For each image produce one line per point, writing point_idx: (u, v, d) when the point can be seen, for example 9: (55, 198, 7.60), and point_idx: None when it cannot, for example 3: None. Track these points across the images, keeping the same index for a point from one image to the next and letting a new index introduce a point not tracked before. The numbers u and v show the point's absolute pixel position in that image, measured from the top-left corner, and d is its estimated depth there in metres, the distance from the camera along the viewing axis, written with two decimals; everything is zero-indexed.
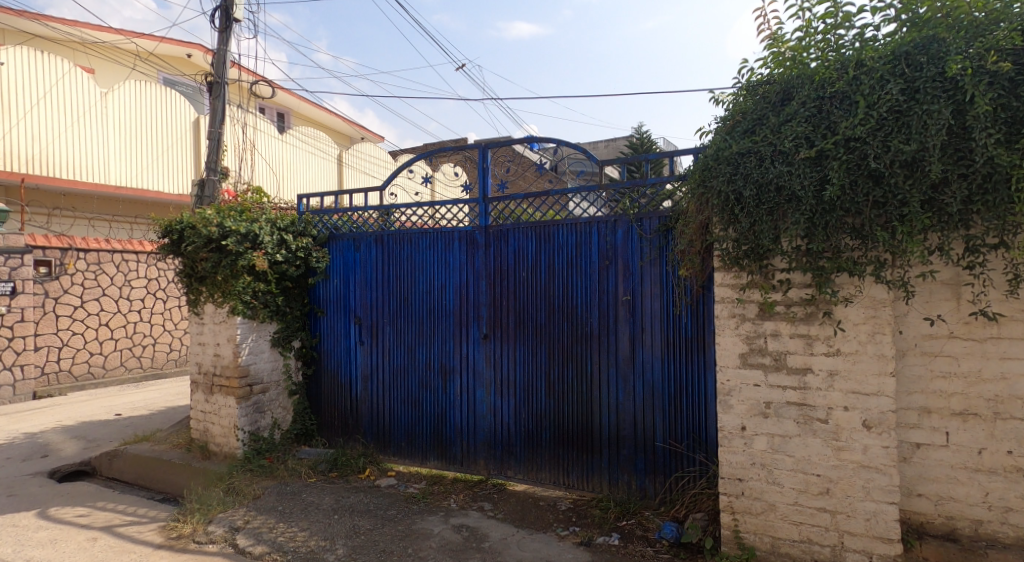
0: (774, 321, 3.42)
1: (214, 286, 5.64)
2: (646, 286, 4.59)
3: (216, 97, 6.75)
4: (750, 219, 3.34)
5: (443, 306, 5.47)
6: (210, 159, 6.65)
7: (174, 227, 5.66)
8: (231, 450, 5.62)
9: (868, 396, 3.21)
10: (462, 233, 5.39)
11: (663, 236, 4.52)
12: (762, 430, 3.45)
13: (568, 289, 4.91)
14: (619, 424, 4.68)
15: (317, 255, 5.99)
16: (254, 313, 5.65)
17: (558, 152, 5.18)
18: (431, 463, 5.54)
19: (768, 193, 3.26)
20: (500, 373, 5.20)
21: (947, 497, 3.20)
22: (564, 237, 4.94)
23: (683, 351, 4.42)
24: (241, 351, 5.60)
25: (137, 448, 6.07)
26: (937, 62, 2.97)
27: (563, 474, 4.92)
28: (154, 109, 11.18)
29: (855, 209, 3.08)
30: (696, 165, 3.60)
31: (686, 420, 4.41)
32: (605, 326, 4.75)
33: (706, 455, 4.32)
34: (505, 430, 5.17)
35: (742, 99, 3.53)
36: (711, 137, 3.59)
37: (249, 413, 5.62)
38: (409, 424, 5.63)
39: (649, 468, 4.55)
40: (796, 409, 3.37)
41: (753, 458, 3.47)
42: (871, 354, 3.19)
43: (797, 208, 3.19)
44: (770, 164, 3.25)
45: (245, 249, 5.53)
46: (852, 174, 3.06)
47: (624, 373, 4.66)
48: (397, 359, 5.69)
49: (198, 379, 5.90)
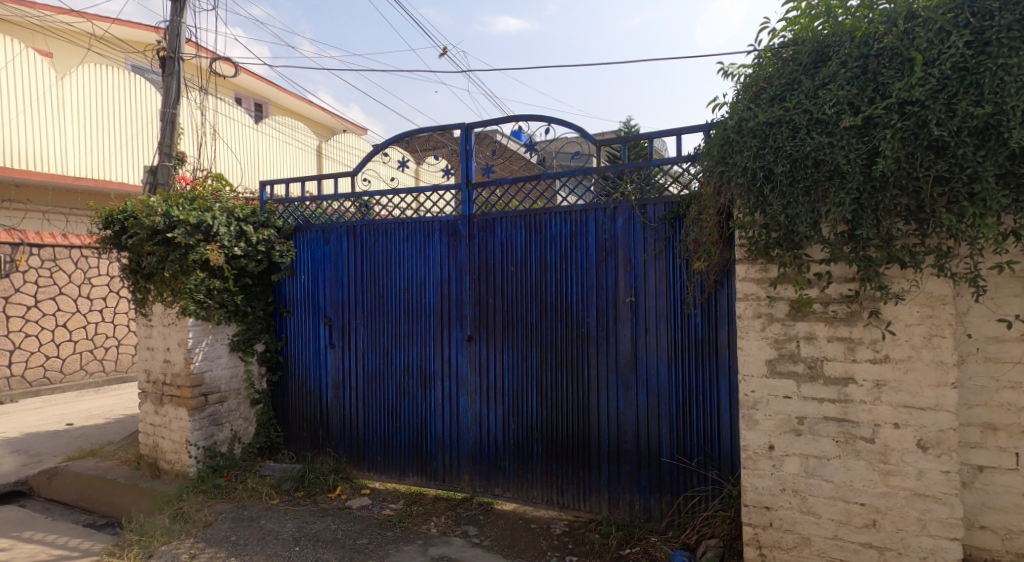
0: (808, 321, 2.90)
1: (163, 283, 4.99)
2: (649, 281, 4.06)
3: (169, 73, 6.12)
4: (783, 201, 2.78)
5: (422, 305, 4.90)
6: (166, 143, 6.03)
7: (116, 218, 4.99)
8: (182, 468, 5.02)
9: (923, 411, 2.68)
10: (443, 223, 4.81)
11: (670, 224, 3.99)
12: (794, 450, 2.93)
13: (561, 285, 4.36)
14: (619, 437, 4.16)
15: (282, 248, 5.38)
16: (208, 314, 5.05)
17: (545, 143, 4.56)
18: (410, 479, 4.98)
19: (803, 168, 2.72)
20: (485, 380, 4.64)
21: (1017, 530, 2.69)
22: (557, 227, 4.39)
23: (694, 354, 3.92)
24: (194, 357, 4.99)
25: (81, 465, 5.47)
26: (1012, 9, 2.46)
27: (556, 493, 4.39)
28: (115, 94, 10.42)
29: (913, 186, 2.53)
30: (715, 140, 3.08)
31: (697, 431, 3.91)
32: (604, 327, 4.21)
33: (720, 472, 3.85)
34: (491, 442, 4.62)
35: (767, 63, 3.02)
36: (730, 108, 3.07)
37: (204, 426, 5.04)
38: (385, 436, 5.06)
39: (654, 486, 4.05)
40: (835, 426, 2.84)
41: (784, 483, 2.95)
42: (927, 361, 2.67)
43: (842, 186, 2.63)
44: (807, 135, 2.73)
45: (196, 242, 4.91)
46: (908, 145, 2.53)
47: (625, 379, 4.14)
48: (371, 363, 5.11)
49: (147, 389, 5.28)
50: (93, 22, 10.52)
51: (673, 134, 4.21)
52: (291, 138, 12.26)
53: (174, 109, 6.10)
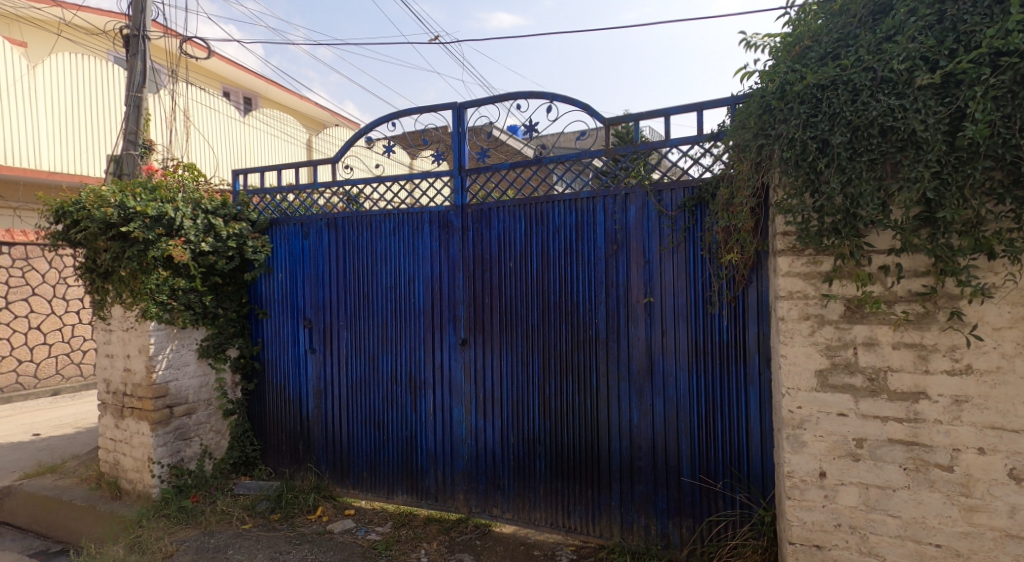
0: (868, 324, 2.40)
1: (121, 284, 4.48)
2: (666, 278, 3.58)
3: (133, 54, 5.60)
4: (842, 177, 2.29)
5: (411, 305, 4.40)
6: (130, 130, 5.51)
7: (68, 210, 4.43)
8: (144, 488, 4.51)
9: (1016, 434, 2.21)
10: (434, 214, 4.31)
11: (690, 213, 3.50)
12: (850, 478, 2.44)
13: (566, 282, 3.86)
14: (633, 452, 3.67)
15: (255, 244, 4.86)
16: (172, 317, 4.54)
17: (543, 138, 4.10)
18: (399, 498, 4.48)
19: (867, 137, 2.23)
20: (481, 388, 4.14)
21: None
22: (560, 217, 3.88)
23: (718, 359, 3.44)
24: (157, 365, 4.48)
25: (36, 483, 4.97)
26: None
27: (561, 515, 3.90)
28: (94, 84, 9.62)
29: (1011, 156, 2.05)
30: (753, 108, 2.58)
31: (722, 447, 3.44)
32: (614, 329, 3.72)
33: (750, 494, 3.38)
34: (489, 457, 4.13)
35: (813, 15, 2.51)
36: (770, 70, 2.57)
37: (169, 441, 4.54)
38: (372, 450, 4.56)
39: (673, 509, 3.57)
40: (903, 451, 2.35)
41: (839, 518, 2.46)
42: (1021, 373, 2.19)
43: (919, 158, 2.15)
44: (871, 98, 2.24)
45: (157, 237, 4.38)
46: (1004, 106, 2.04)
47: (639, 388, 3.65)
48: (355, 370, 4.61)
49: (107, 400, 4.77)
50: (67, 9, 9.87)
51: (693, 110, 3.72)
52: (280, 131, 11.78)
53: (138, 93, 5.56)
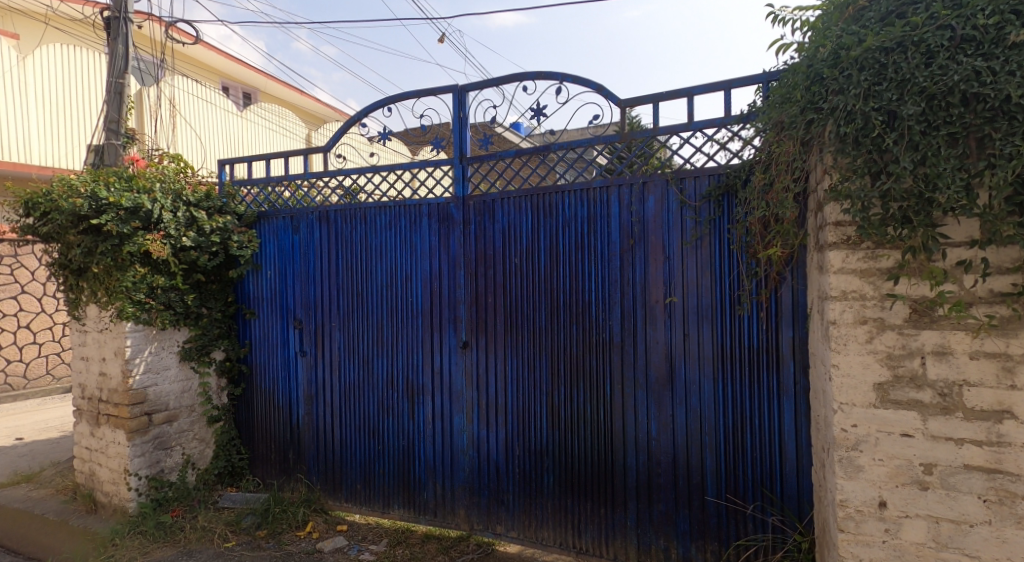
0: (940, 330, 2.04)
1: (96, 281, 4.14)
2: (688, 275, 3.22)
3: (113, 37, 5.24)
4: (916, 155, 1.92)
5: (408, 305, 4.04)
6: (111, 118, 5.17)
7: (37, 201, 4.10)
8: (121, 502, 4.18)
9: None
10: (433, 206, 3.96)
11: (716, 203, 3.15)
12: (917, 509, 2.08)
13: (577, 280, 3.50)
14: (651, 468, 3.31)
15: (241, 238, 4.51)
16: (150, 317, 4.20)
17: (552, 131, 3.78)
18: (395, 513, 4.12)
19: (947, 107, 1.87)
20: (483, 394, 3.79)
21: None
22: (570, 208, 3.52)
23: (747, 366, 3.08)
24: (134, 369, 4.15)
25: (9, 495, 4.64)
26: None
27: (571, 535, 3.55)
28: (87, 77, 9.23)
29: None
30: (799, 79, 2.22)
31: (752, 463, 3.08)
32: (630, 331, 3.36)
33: (784, 516, 3.02)
34: (492, 470, 3.78)
35: None
36: (820, 33, 2.19)
37: (147, 451, 4.20)
38: (366, 461, 4.21)
39: (696, 532, 3.20)
40: (983, 479, 2.00)
41: (903, 557, 2.10)
42: None
43: (1013, 130, 1.80)
44: (951, 60, 1.88)
45: (133, 231, 4.05)
46: None
47: (658, 397, 3.29)
48: (349, 374, 4.26)
49: (82, 406, 4.44)
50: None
51: (719, 89, 3.35)
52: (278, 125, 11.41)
53: (120, 78, 5.21)
